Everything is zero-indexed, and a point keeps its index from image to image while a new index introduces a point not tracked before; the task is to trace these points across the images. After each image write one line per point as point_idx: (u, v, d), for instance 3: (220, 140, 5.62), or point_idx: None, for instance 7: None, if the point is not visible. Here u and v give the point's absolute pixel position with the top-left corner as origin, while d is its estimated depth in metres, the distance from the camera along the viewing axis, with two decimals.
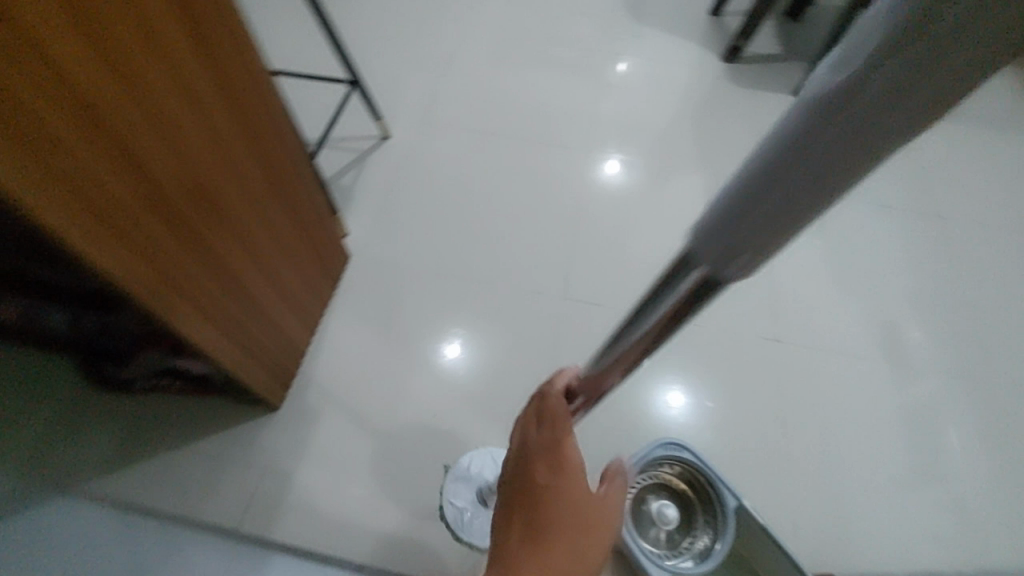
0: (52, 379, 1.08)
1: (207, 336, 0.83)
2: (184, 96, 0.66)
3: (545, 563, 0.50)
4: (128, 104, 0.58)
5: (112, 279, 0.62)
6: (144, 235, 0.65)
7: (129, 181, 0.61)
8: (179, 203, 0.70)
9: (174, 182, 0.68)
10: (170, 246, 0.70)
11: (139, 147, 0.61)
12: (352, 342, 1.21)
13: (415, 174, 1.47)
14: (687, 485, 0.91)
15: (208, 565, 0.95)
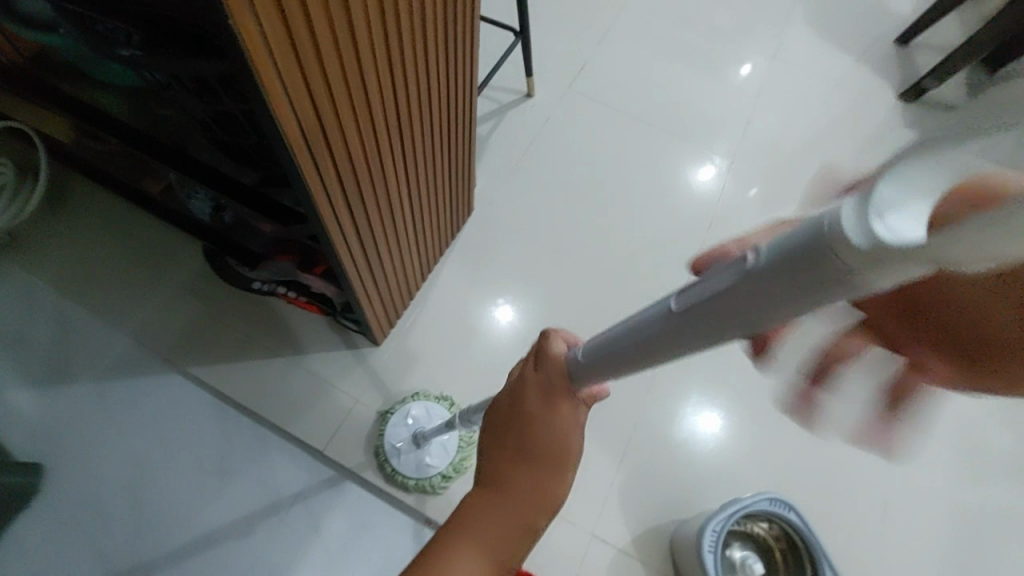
0: (179, 255, 1.12)
1: (356, 263, 0.84)
2: (414, 25, 0.64)
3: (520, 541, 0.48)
4: (372, 23, 0.57)
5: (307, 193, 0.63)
6: (344, 155, 0.65)
7: (349, 100, 0.61)
8: (374, 123, 0.67)
9: (379, 109, 0.67)
10: (353, 164, 0.68)
11: (368, 68, 0.60)
12: (458, 296, 1.20)
13: (549, 141, 1.41)
14: (778, 544, 0.88)
15: (287, 474, 0.99)
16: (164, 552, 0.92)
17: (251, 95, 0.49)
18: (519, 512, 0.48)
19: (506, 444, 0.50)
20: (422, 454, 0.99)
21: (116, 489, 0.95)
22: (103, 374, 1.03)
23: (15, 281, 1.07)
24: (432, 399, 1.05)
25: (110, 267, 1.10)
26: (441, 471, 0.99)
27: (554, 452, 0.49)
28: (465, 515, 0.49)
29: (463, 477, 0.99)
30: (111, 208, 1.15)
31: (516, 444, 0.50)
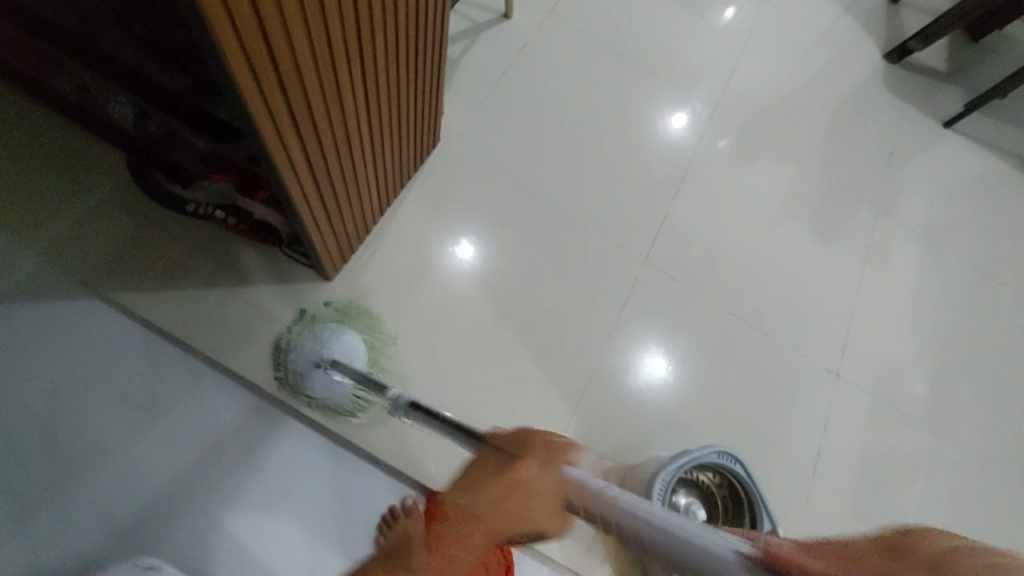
0: (101, 168, 0.99)
1: (305, 195, 0.76)
2: None
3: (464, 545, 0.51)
4: None
5: (244, 110, 0.55)
6: (290, 70, 0.56)
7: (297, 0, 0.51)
8: (328, 33, 0.58)
9: (335, 16, 0.58)
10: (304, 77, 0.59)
11: None
12: (419, 233, 1.12)
13: (526, 70, 1.31)
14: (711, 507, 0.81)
15: (228, 412, 0.93)
16: (91, 491, 0.86)
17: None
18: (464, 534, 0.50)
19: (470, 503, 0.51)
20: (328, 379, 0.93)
21: (31, 421, 0.87)
22: (11, 298, 0.91)
23: None
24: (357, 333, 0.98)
25: (14, 172, 0.96)
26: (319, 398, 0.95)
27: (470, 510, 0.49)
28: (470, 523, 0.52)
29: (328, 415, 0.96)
30: (12, 103, 0.99)
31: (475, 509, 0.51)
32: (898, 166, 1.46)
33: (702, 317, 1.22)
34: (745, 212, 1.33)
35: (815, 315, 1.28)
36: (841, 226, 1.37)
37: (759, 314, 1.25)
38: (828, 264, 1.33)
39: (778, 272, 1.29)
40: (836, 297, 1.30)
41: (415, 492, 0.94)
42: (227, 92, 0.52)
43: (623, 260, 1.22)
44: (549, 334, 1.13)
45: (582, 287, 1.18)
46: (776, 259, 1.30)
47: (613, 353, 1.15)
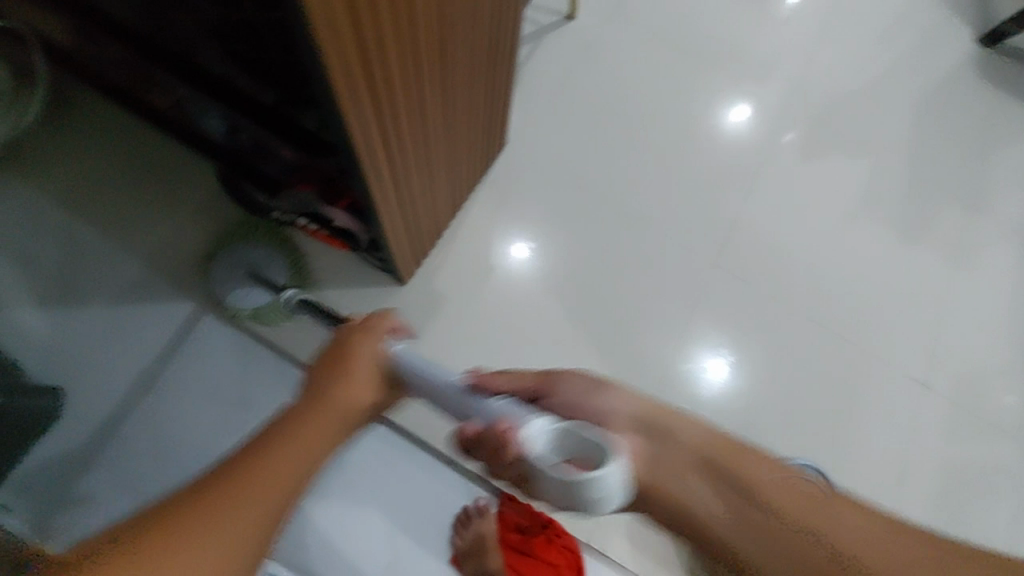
0: (194, 178, 1.06)
1: (388, 202, 0.78)
2: None
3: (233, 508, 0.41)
4: None
5: (341, 126, 0.57)
6: (381, 86, 0.58)
7: (392, 18, 0.53)
8: (416, 40, 0.59)
9: (423, 31, 0.59)
10: (391, 83, 0.60)
11: None
12: (485, 237, 1.14)
13: (589, 71, 1.29)
14: None
15: None
16: (188, 479, 0.93)
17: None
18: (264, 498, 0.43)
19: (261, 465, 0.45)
20: (256, 293, 0.95)
21: (139, 415, 0.95)
22: (117, 300, 0.99)
23: (19, 193, 1.02)
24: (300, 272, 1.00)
25: (119, 184, 1.04)
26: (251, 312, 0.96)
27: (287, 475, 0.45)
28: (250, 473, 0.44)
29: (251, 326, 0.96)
30: (115, 120, 1.07)
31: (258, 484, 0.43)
32: (992, 159, 1.35)
33: (774, 321, 1.17)
34: (821, 210, 1.27)
35: (899, 322, 1.20)
36: (928, 224, 1.28)
37: (837, 318, 1.19)
38: (914, 265, 1.25)
39: (857, 274, 1.23)
40: (921, 301, 1.22)
41: (487, 494, 0.96)
42: (327, 109, 0.55)
43: (691, 263, 1.19)
44: (615, 337, 1.12)
45: (649, 290, 1.16)
46: (855, 260, 1.24)
47: (681, 358, 1.13)
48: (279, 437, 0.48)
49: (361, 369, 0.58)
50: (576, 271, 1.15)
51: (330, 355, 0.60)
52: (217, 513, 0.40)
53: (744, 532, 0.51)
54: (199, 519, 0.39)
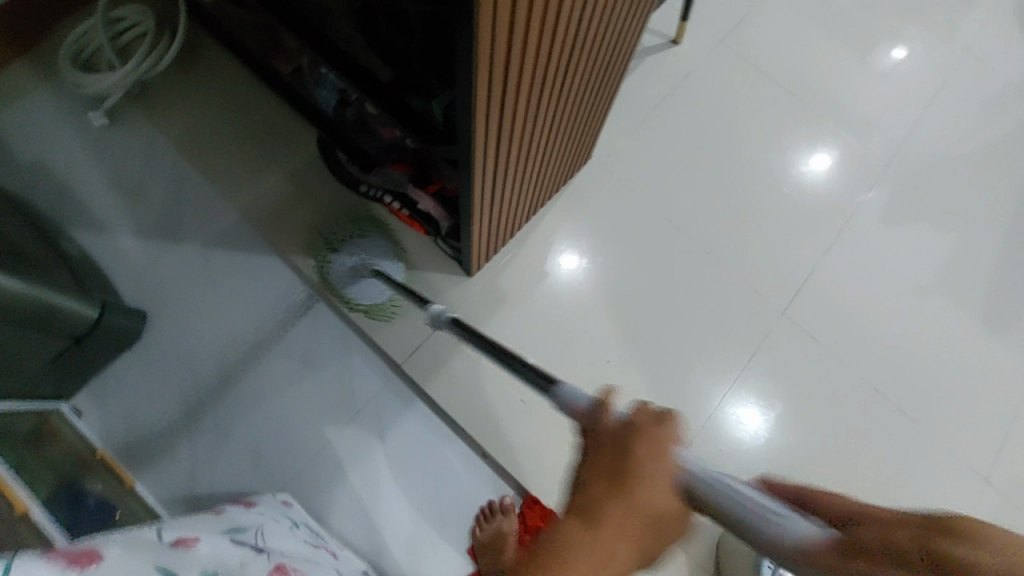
0: (297, 142, 1.13)
1: (483, 194, 0.83)
2: None
3: None
4: None
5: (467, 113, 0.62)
6: (507, 82, 0.63)
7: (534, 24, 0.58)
8: (551, 39, 0.63)
9: (554, 38, 0.64)
10: (519, 75, 0.65)
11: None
12: (554, 245, 1.16)
13: (684, 101, 1.29)
14: None
15: (364, 380, 1.02)
16: (243, 421, 0.98)
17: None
18: None
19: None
20: (367, 283, 0.99)
21: (210, 352, 1.01)
22: (209, 243, 1.06)
23: (141, 128, 1.10)
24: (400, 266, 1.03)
25: (229, 136, 1.12)
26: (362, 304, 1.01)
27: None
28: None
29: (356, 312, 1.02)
30: (236, 77, 1.14)
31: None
32: None
33: (831, 383, 1.14)
34: (901, 278, 1.22)
35: (966, 411, 1.14)
36: (1015, 314, 1.21)
37: (898, 393, 1.14)
38: (991, 353, 1.18)
39: (929, 351, 1.17)
40: (994, 392, 1.16)
41: (514, 493, 0.98)
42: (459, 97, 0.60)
43: (755, 309, 1.17)
44: (665, 367, 1.12)
45: (707, 326, 1.15)
46: (929, 336, 1.18)
47: (728, 400, 1.11)
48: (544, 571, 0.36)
49: (650, 501, 0.37)
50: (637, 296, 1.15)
51: (598, 465, 0.39)
52: None
53: None
54: None
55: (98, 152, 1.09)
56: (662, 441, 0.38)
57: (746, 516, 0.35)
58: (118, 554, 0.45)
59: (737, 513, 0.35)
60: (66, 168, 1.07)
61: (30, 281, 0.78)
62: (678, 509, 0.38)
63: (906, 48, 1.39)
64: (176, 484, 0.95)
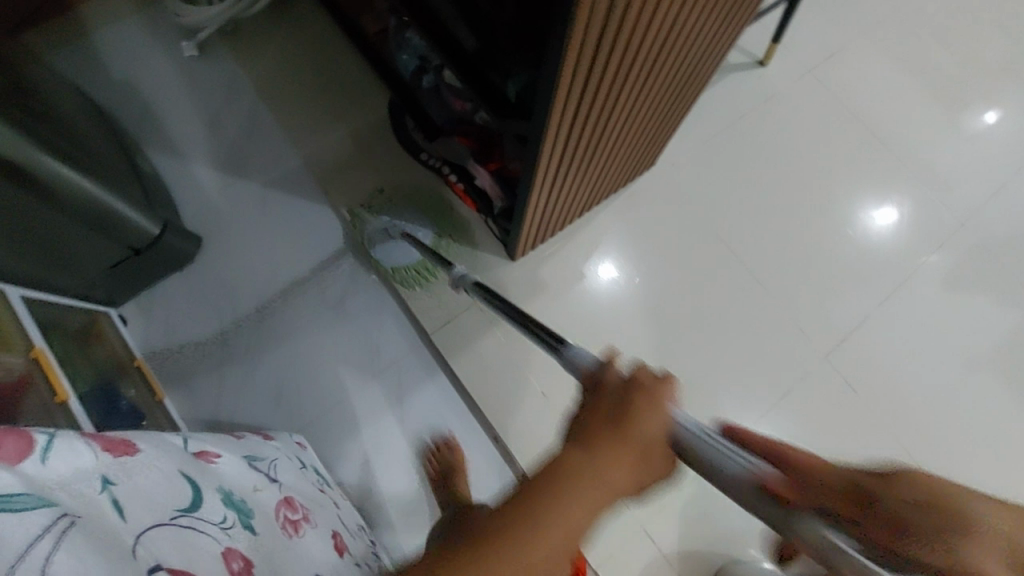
0: (370, 101, 1.15)
1: (545, 180, 0.83)
2: None
3: None
4: None
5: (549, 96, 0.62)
6: (593, 73, 0.63)
7: (631, 20, 0.58)
8: (644, 33, 0.62)
9: (648, 36, 0.63)
10: (608, 67, 0.64)
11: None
12: (602, 245, 1.15)
13: (758, 126, 1.25)
14: None
15: (393, 341, 1.03)
16: (273, 357, 1.02)
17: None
18: None
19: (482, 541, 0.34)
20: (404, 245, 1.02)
21: (254, 287, 1.04)
22: (272, 183, 1.10)
23: (227, 65, 1.14)
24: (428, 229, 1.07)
25: (307, 86, 1.14)
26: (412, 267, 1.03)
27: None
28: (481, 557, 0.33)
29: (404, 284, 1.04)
30: (323, 31, 1.17)
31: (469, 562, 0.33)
32: None
33: (860, 438, 1.09)
34: (956, 345, 1.16)
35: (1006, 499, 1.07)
36: None
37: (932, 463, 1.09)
38: None
39: (973, 427, 1.11)
40: None
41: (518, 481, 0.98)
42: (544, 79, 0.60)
43: (794, 351, 1.13)
44: (691, 388, 1.10)
45: (742, 356, 1.12)
46: (976, 412, 1.12)
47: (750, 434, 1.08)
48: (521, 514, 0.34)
49: (638, 446, 0.36)
50: (674, 315, 1.13)
51: (592, 417, 0.38)
52: None
53: None
54: None
55: (184, 80, 1.13)
56: (655, 393, 0.38)
57: (692, 444, 0.34)
58: (150, 452, 0.46)
59: (686, 443, 0.34)
60: (152, 90, 1.12)
61: (104, 187, 0.82)
62: (661, 454, 0.36)
63: (1005, 109, 1.31)
64: (202, 406, 0.98)
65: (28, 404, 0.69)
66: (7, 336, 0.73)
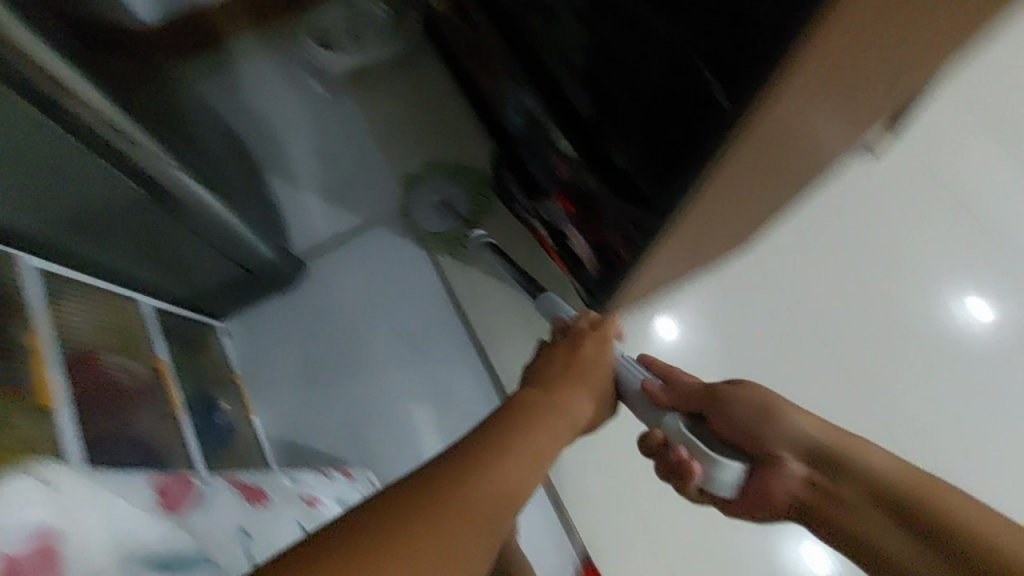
0: (475, 154, 1.20)
1: (646, 263, 0.83)
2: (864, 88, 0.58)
3: (495, 467, 0.48)
4: (834, 75, 0.52)
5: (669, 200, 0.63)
6: (720, 187, 0.63)
7: (764, 141, 0.57)
8: (776, 151, 0.62)
9: (777, 155, 0.63)
10: (735, 179, 0.64)
11: (800, 113, 0.56)
12: (685, 320, 1.14)
13: (856, 206, 1.21)
14: None
15: (468, 389, 1.05)
16: (353, 387, 1.06)
17: (766, 61, 0.49)
18: (503, 487, 0.48)
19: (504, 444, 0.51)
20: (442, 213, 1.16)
21: (345, 318, 1.10)
22: (374, 221, 1.16)
23: (346, 104, 1.23)
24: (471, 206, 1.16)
25: (415, 130, 1.22)
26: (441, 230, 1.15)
27: (513, 484, 0.48)
28: (498, 441, 0.51)
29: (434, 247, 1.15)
30: (436, 80, 1.25)
31: (496, 451, 0.50)
32: None
33: None
34: None
35: None
36: None
37: None
38: None
39: None
40: None
41: None
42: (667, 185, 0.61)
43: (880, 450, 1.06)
44: None
45: None
46: None
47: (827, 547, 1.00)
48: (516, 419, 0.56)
49: (592, 369, 0.68)
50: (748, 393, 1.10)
51: (554, 355, 0.69)
52: (478, 470, 0.47)
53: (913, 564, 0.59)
54: (474, 474, 0.47)
55: None
56: (604, 335, 0.72)
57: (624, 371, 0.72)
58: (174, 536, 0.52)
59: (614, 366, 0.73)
60: None
61: (235, 217, 0.89)
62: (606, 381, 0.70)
63: None
64: (285, 424, 1.04)
65: (142, 412, 0.75)
66: (136, 347, 0.80)
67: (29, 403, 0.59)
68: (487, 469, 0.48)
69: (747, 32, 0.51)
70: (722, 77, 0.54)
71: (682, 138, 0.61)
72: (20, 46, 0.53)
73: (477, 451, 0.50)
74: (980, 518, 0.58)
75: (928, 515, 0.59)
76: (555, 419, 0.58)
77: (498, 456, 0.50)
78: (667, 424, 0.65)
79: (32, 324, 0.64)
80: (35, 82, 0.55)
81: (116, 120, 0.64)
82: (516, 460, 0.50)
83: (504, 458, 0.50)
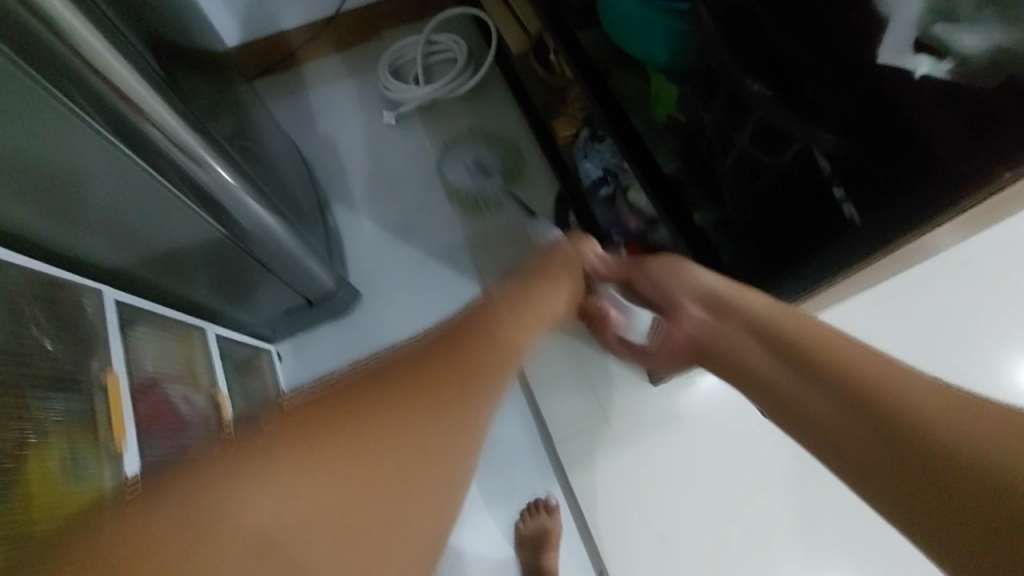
0: (540, 194, 1.18)
1: None
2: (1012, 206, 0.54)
3: (402, 387, 0.44)
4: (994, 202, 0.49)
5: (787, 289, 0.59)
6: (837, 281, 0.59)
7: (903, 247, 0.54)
8: (902, 255, 0.58)
9: (902, 255, 0.58)
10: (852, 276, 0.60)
11: (948, 226, 0.52)
12: None
13: (968, 276, 0.99)
14: None
15: (515, 440, 1.01)
16: None
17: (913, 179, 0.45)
18: (427, 400, 0.44)
19: (435, 351, 0.48)
20: (474, 184, 1.19)
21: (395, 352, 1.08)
22: (431, 254, 1.15)
23: (416, 136, 1.24)
24: (505, 183, 1.19)
25: (483, 167, 1.20)
26: (472, 202, 1.18)
27: (444, 384, 0.45)
28: (423, 361, 0.47)
29: (469, 223, 1.17)
30: (509, 119, 1.24)
31: (429, 362, 0.46)
32: None
33: None
34: None
35: None
36: None
37: None
38: None
39: None
40: None
41: None
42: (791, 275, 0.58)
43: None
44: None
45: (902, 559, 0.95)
46: None
47: None
48: (459, 333, 0.51)
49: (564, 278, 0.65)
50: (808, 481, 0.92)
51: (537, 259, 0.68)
52: (395, 386, 0.44)
53: (807, 404, 0.41)
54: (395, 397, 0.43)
55: (376, 145, 1.24)
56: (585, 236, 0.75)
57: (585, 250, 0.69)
58: None
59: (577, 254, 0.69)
60: (348, 149, 1.23)
61: (301, 248, 0.89)
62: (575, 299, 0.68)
63: None
64: None
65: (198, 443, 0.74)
66: (199, 377, 0.80)
67: (103, 447, 0.59)
68: (409, 381, 0.45)
69: (905, 159, 0.45)
70: (858, 196, 0.48)
71: (798, 242, 0.57)
72: (110, 80, 0.54)
73: (404, 365, 0.46)
74: (912, 374, 0.38)
75: (828, 365, 0.41)
76: (516, 324, 0.55)
77: (436, 363, 0.47)
78: (602, 293, 0.71)
79: (109, 365, 0.64)
80: (120, 113, 0.57)
81: (199, 154, 0.65)
82: (441, 372, 0.46)
83: (439, 374, 0.46)
